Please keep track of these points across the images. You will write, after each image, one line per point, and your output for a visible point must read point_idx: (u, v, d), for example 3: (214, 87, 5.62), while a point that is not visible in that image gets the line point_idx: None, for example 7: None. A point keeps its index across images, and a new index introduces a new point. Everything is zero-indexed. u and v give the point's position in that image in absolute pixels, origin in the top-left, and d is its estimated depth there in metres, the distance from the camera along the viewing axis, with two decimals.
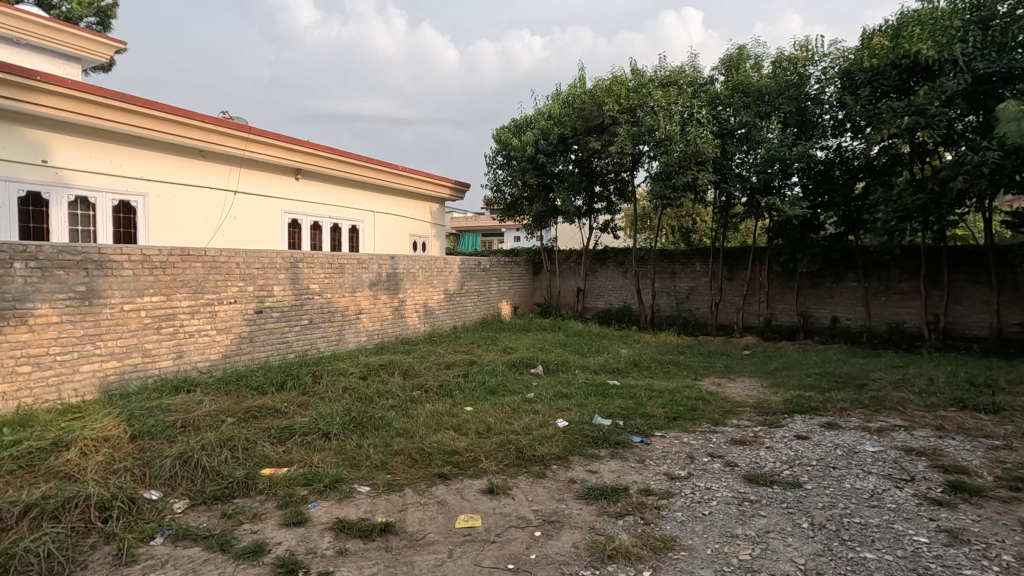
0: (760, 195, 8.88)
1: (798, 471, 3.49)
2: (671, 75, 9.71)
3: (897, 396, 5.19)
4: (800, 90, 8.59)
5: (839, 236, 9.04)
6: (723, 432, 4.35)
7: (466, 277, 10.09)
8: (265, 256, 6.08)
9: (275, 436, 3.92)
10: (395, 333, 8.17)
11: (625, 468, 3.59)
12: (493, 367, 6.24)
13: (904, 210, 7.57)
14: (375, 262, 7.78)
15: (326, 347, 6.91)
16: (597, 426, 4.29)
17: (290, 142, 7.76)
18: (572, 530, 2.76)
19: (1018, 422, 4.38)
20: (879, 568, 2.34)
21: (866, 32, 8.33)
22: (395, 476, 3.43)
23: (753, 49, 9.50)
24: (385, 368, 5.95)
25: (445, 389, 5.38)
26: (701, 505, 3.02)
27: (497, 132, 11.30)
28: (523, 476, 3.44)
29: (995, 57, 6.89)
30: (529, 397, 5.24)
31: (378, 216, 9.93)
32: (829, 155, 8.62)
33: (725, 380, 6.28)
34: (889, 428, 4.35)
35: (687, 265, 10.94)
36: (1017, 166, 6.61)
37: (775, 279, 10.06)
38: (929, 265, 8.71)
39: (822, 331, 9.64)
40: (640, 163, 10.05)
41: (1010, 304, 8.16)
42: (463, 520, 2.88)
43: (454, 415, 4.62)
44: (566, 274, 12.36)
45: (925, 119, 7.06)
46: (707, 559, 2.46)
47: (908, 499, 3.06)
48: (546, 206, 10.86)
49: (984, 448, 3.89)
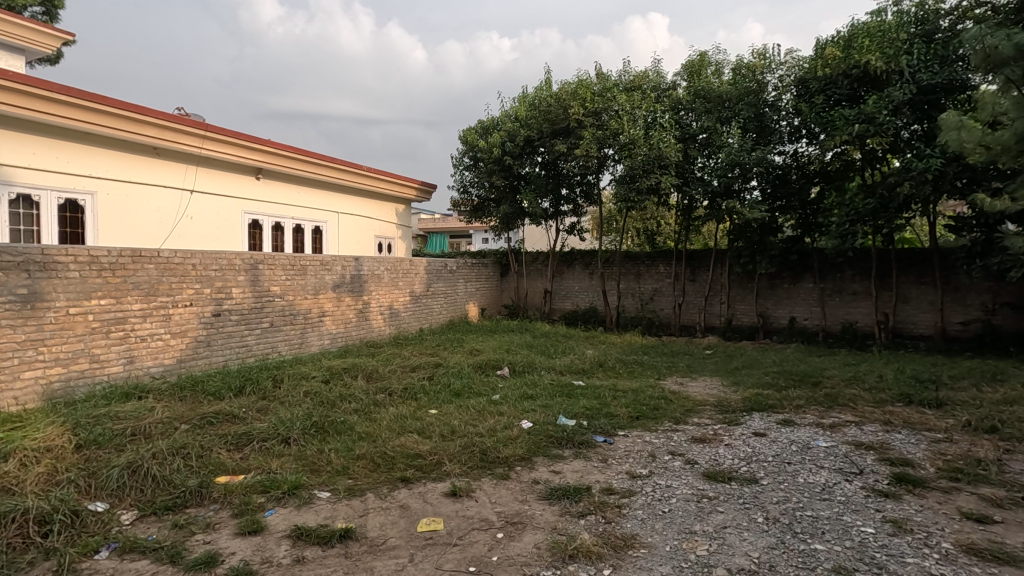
0: (721, 199, 9.12)
1: (755, 468, 3.59)
2: (635, 80, 9.86)
3: (849, 392, 5.40)
4: (759, 97, 8.86)
5: (795, 238, 9.33)
6: (684, 430, 4.43)
7: (432, 278, 10.01)
8: (223, 257, 5.91)
9: (232, 442, 3.81)
10: (359, 336, 8.04)
11: (588, 468, 3.62)
12: (459, 369, 6.22)
13: (856, 214, 7.89)
14: (339, 263, 7.65)
15: (287, 350, 6.76)
16: (561, 427, 4.32)
17: (250, 141, 7.57)
18: (534, 530, 2.77)
19: (959, 415, 4.61)
20: (828, 559, 2.43)
21: (820, 42, 8.59)
22: (357, 481, 3.38)
23: (714, 56, 9.76)
24: (349, 372, 5.85)
25: (410, 392, 5.33)
26: (661, 503, 3.07)
27: (464, 133, 11.29)
28: (486, 478, 3.43)
29: (937, 69, 7.30)
30: (494, 399, 5.24)
31: (342, 217, 9.77)
32: (786, 160, 8.86)
33: (687, 379, 6.41)
34: (841, 424, 4.52)
35: (652, 267, 11.13)
36: (957, 173, 7.04)
37: (736, 280, 10.33)
38: (879, 267, 9.09)
39: (780, 331, 9.93)
40: (605, 166, 10.17)
41: (953, 304, 8.59)
42: (425, 523, 2.85)
43: (418, 418, 4.58)
44: (533, 276, 12.41)
45: (874, 127, 7.41)
46: (667, 555, 2.50)
47: (857, 492, 3.19)
48: (514, 207, 10.87)
49: (928, 441, 4.07)
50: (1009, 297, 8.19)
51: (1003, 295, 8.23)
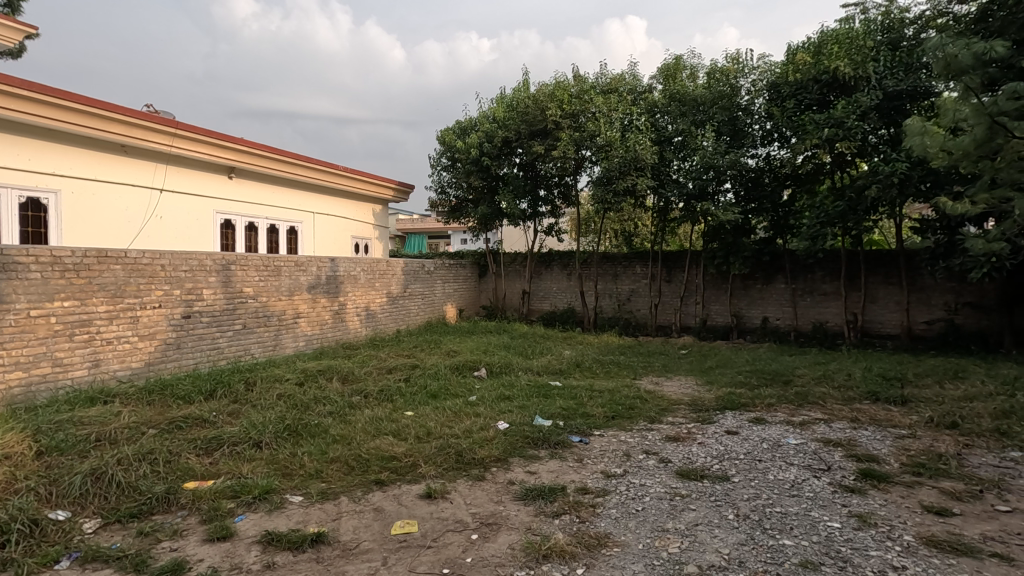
0: (696, 201, 9.26)
1: (727, 465, 3.65)
2: (612, 83, 9.94)
3: (819, 391, 5.53)
4: (732, 101, 9.04)
5: (768, 239, 9.52)
6: (659, 429, 4.48)
7: (409, 280, 9.95)
8: (193, 257, 5.79)
9: (201, 447, 3.73)
10: (335, 337, 7.95)
11: (563, 468, 3.64)
12: (436, 370, 6.19)
13: (826, 217, 8.09)
14: (314, 264, 7.55)
15: (261, 353, 6.64)
16: (538, 427, 4.34)
17: (222, 139, 7.43)
18: (509, 531, 2.77)
19: (923, 411, 4.75)
20: (796, 554, 2.48)
21: (791, 48, 8.79)
22: (331, 484, 3.33)
23: (689, 61, 9.92)
24: (324, 374, 5.78)
25: (386, 395, 5.29)
26: (635, 501, 3.10)
27: (441, 134, 11.26)
28: (462, 480, 3.42)
29: (902, 76, 7.52)
30: (471, 400, 5.22)
31: (318, 217, 9.64)
32: (759, 163, 9.05)
33: (662, 379, 6.48)
34: (811, 422, 4.62)
35: (629, 268, 11.23)
36: (922, 176, 7.27)
37: (710, 281, 10.49)
38: (848, 268, 9.33)
39: (754, 330, 10.12)
40: (583, 168, 10.23)
41: (919, 303, 8.85)
42: (399, 526, 2.83)
43: (394, 420, 4.54)
44: (511, 277, 12.42)
45: (843, 131, 7.60)
46: (639, 553, 2.53)
47: (825, 487, 3.27)
48: (492, 208, 10.86)
49: (893, 437, 4.20)
50: (971, 296, 8.48)
51: (964, 295, 8.51)
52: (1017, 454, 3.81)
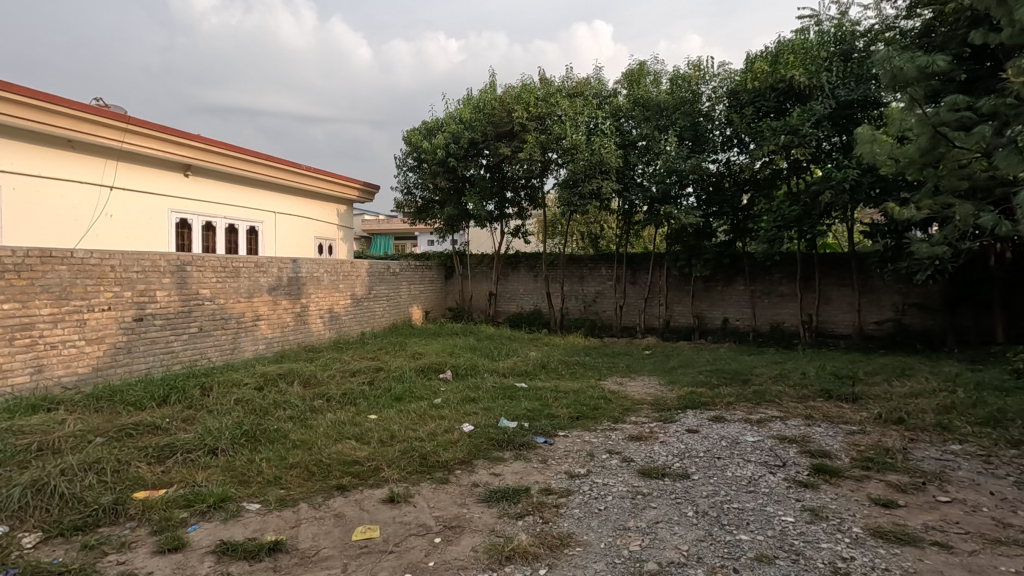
0: (659, 204, 9.45)
1: (687, 463, 3.73)
2: (578, 86, 10.05)
3: (775, 389, 5.71)
4: (694, 107, 9.27)
5: (728, 242, 9.78)
6: (622, 429, 4.54)
7: (374, 281, 9.82)
8: (146, 258, 5.57)
9: (153, 455, 3.60)
10: (297, 340, 7.78)
11: (528, 469, 3.65)
12: (400, 373, 6.12)
13: (783, 221, 8.37)
14: (275, 265, 7.37)
15: (218, 356, 6.44)
16: (503, 429, 4.33)
17: (178, 135, 7.19)
18: (472, 533, 2.76)
19: (872, 408, 4.97)
20: (751, 548, 2.55)
21: (750, 57, 9.04)
22: (290, 491, 3.26)
23: (652, 67, 10.12)
24: (285, 377, 5.64)
25: (349, 398, 5.20)
26: (598, 501, 3.13)
27: (407, 134, 11.15)
28: (426, 483, 3.39)
29: (853, 86, 7.88)
30: (436, 403, 5.19)
31: (279, 217, 9.42)
32: (720, 168, 9.28)
33: (626, 379, 6.58)
34: (767, 420, 4.77)
35: (595, 270, 11.35)
36: (872, 183, 7.60)
37: (674, 283, 10.70)
38: (804, 270, 9.67)
39: (715, 331, 10.37)
40: (549, 170, 10.28)
41: (869, 304, 9.24)
42: (360, 532, 2.78)
43: (357, 424, 4.47)
44: (477, 279, 12.38)
45: (798, 138, 7.90)
46: (601, 552, 2.56)
47: (780, 483, 3.37)
48: (458, 210, 10.81)
49: (844, 433, 4.36)
50: (917, 298, 8.89)
51: (911, 296, 8.94)
52: (957, 447, 4.02)
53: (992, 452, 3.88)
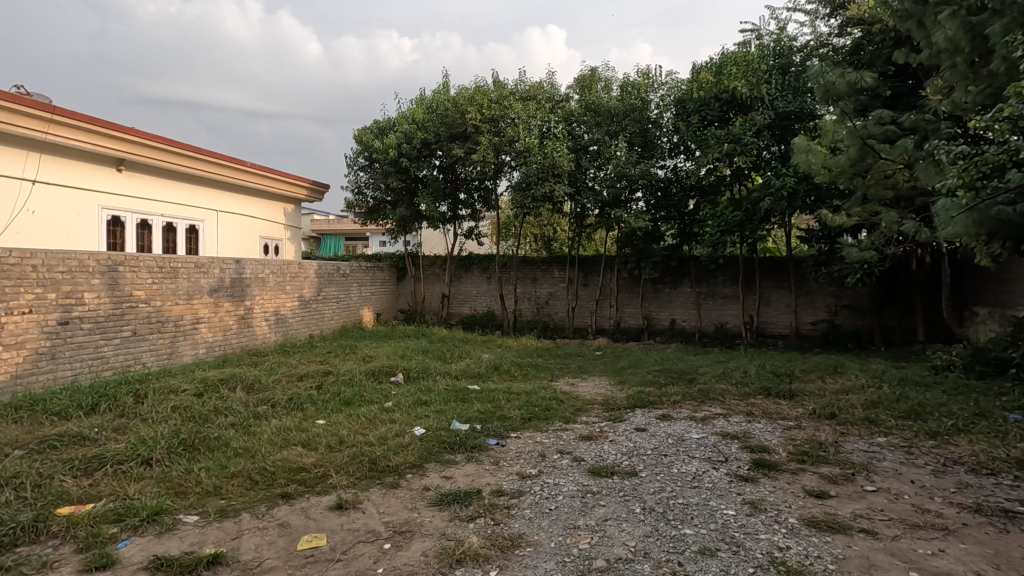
0: (610, 208, 9.64)
1: (636, 461, 3.82)
2: (531, 90, 10.14)
3: (719, 387, 5.93)
4: (643, 114, 9.51)
5: (675, 246, 10.09)
6: (573, 429, 4.61)
7: (323, 283, 9.56)
8: (73, 257, 5.23)
9: (79, 468, 3.38)
10: (240, 343, 7.47)
11: (479, 471, 3.65)
12: (350, 376, 5.98)
13: (726, 226, 8.73)
14: (217, 266, 7.07)
15: (154, 361, 6.11)
16: (454, 432, 4.31)
17: (110, 128, 6.78)
18: (422, 538, 2.73)
19: (807, 404, 5.24)
20: (695, 542, 2.64)
21: (696, 67, 9.38)
22: (230, 501, 3.12)
23: (604, 73, 10.34)
24: (226, 383, 5.40)
25: (295, 403, 5.04)
26: (549, 501, 3.16)
27: (358, 132, 10.93)
28: (375, 489, 3.33)
29: (791, 98, 8.30)
30: (387, 406, 5.11)
31: (221, 216, 9.04)
32: (667, 174, 9.56)
33: (578, 380, 6.68)
34: (711, 417, 4.95)
35: (547, 272, 11.46)
36: (807, 191, 8.03)
37: (624, 285, 10.95)
38: (746, 273, 10.09)
39: (663, 331, 10.66)
40: (502, 172, 10.31)
41: (806, 306, 9.74)
42: (306, 541, 2.70)
43: (304, 429, 4.34)
44: (430, 281, 12.26)
45: (740, 147, 8.27)
46: (551, 552, 2.58)
47: (722, 478, 3.50)
48: (411, 210, 10.68)
49: (782, 429, 4.58)
50: (848, 299, 9.45)
51: (843, 298, 9.49)
52: (883, 439, 4.29)
53: (913, 443, 4.17)
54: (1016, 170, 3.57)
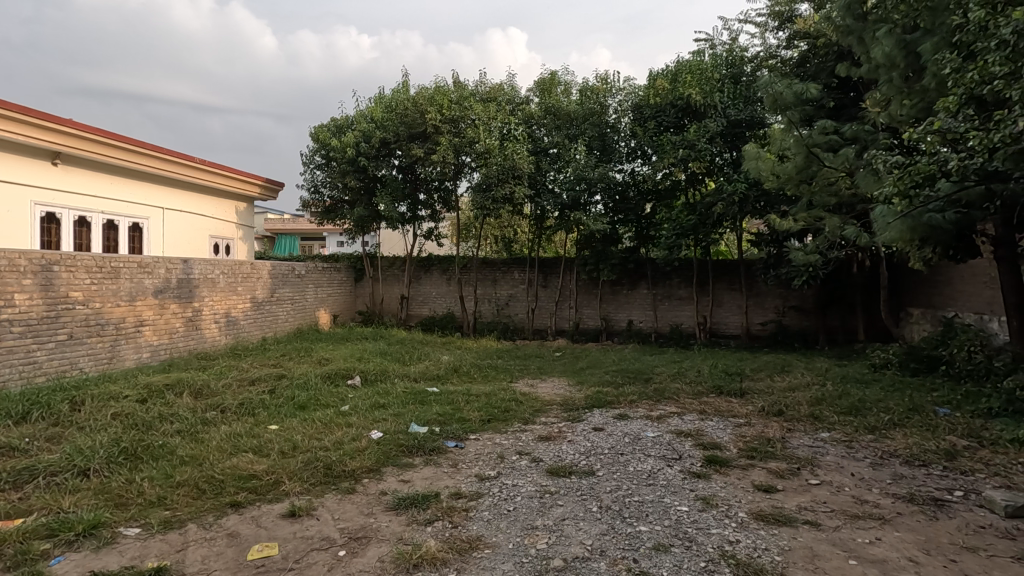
0: (569, 211, 9.74)
1: (593, 461, 3.87)
2: (491, 92, 10.15)
3: (674, 387, 6.08)
4: (601, 118, 9.67)
5: (633, 248, 10.30)
6: (532, 430, 4.63)
7: (277, 284, 9.28)
8: (2, 256, 4.91)
9: (8, 481, 3.17)
10: (188, 347, 7.17)
11: (437, 474, 3.62)
12: (305, 380, 5.83)
13: (681, 229, 8.97)
14: (162, 266, 6.77)
15: (92, 366, 5.79)
16: (412, 435, 4.26)
17: (46, 119, 6.40)
18: (379, 543, 2.68)
19: (756, 402, 5.43)
20: (650, 539, 2.70)
21: (652, 74, 9.61)
22: (176, 511, 2.99)
23: (563, 77, 10.46)
24: (172, 389, 5.17)
25: (246, 408, 4.87)
26: (507, 502, 3.16)
27: (315, 130, 10.69)
28: (330, 494, 3.26)
29: (742, 107, 8.63)
30: (343, 410, 5.01)
31: (168, 213, 8.65)
32: (625, 178, 9.73)
33: (537, 381, 6.71)
34: (667, 416, 5.07)
35: (507, 273, 11.49)
36: (757, 196, 8.33)
37: (583, 286, 11.08)
38: (700, 275, 10.39)
39: (621, 332, 10.85)
40: (462, 173, 10.27)
41: (756, 307, 10.11)
42: (256, 551, 2.61)
43: (255, 436, 4.20)
44: (389, 282, 12.09)
45: (694, 152, 8.52)
46: (509, 553, 2.59)
47: (676, 475, 3.59)
48: (369, 210, 10.50)
49: (733, 426, 4.73)
50: (795, 301, 9.87)
51: (790, 299, 9.89)
52: (827, 435, 4.50)
53: (854, 437, 4.38)
54: (944, 179, 3.82)
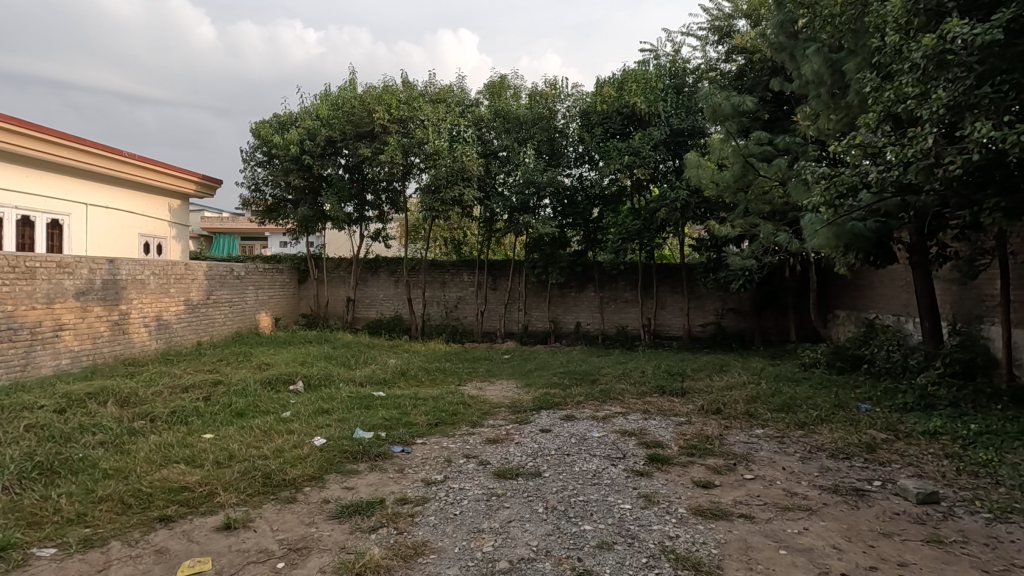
0: (519, 214, 9.81)
1: (540, 462, 3.91)
2: (440, 93, 10.10)
3: (619, 387, 6.21)
4: (550, 123, 9.79)
5: (581, 252, 10.48)
6: (480, 433, 4.63)
7: (213, 285, 8.86)
8: None
9: None
10: (114, 352, 6.73)
11: (383, 480, 3.55)
12: (243, 386, 5.58)
13: (627, 234, 9.22)
14: (85, 266, 6.34)
15: (3, 375, 5.34)
16: (357, 440, 4.17)
17: None
18: (320, 553, 2.61)
19: (696, 400, 5.64)
20: (594, 537, 2.75)
21: (600, 81, 9.82)
22: (97, 529, 2.80)
23: (513, 81, 10.52)
24: (95, 397, 4.84)
25: (178, 417, 4.62)
26: (453, 506, 3.15)
27: (256, 126, 10.30)
28: (269, 504, 3.13)
29: (684, 116, 8.96)
30: (284, 416, 4.84)
31: (92, 210, 8.09)
32: (573, 182, 9.90)
33: (486, 383, 6.71)
34: (612, 416, 5.18)
35: (456, 275, 11.43)
36: (698, 203, 8.67)
37: (532, 289, 11.18)
38: (644, 278, 10.70)
39: (569, 334, 11.00)
40: (411, 174, 10.15)
41: (697, 309, 10.50)
42: (187, 566, 2.48)
43: (188, 445, 3.99)
44: (334, 284, 11.78)
45: (639, 159, 8.79)
46: (455, 557, 2.57)
47: (620, 474, 3.68)
48: (314, 210, 10.20)
49: (674, 424, 4.89)
50: (733, 303, 10.32)
51: (728, 301, 10.33)
52: (761, 431, 4.73)
53: (785, 433, 4.63)
54: (865, 191, 4.10)
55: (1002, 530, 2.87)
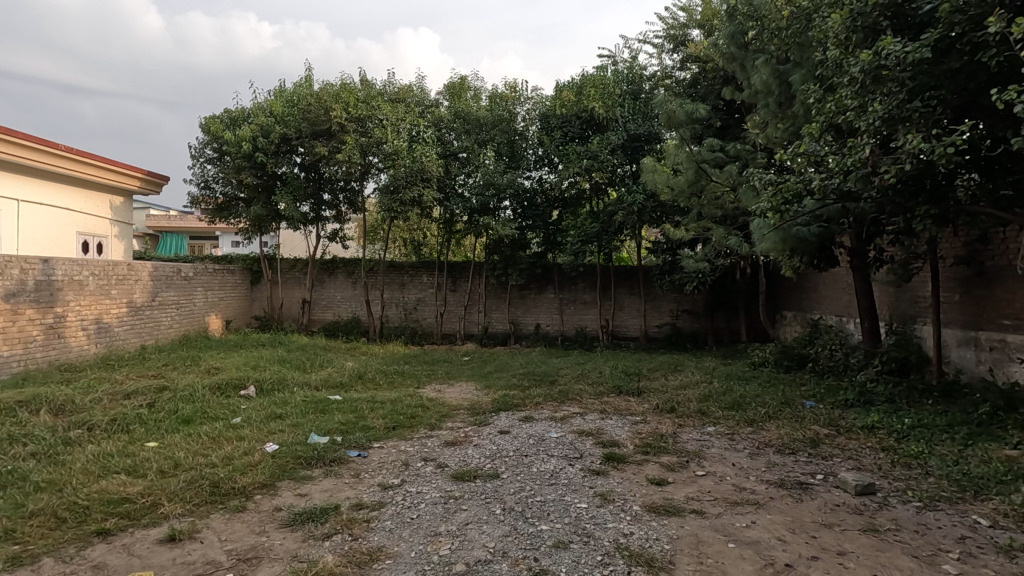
0: (478, 215, 9.76)
1: (498, 463, 3.91)
2: (399, 93, 10.01)
3: (577, 388, 6.28)
4: (510, 125, 9.84)
5: (541, 253, 10.56)
6: (438, 435, 4.60)
7: (159, 286, 8.47)
8: None
9: None
10: (49, 357, 6.35)
11: (338, 485, 3.48)
12: (191, 391, 5.37)
13: (586, 236, 9.35)
14: (16, 265, 5.95)
15: None
16: (312, 446, 4.07)
17: None
18: (271, 563, 2.54)
19: (652, 400, 5.77)
20: (550, 537, 2.78)
21: (559, 85, 9.93)
22: (27, 546, 2.64)
23: (473, 82, 10.53)
24: (26, 406, 4.55)
25: (119, 424, 4.40)
26: (410, 510, 3.12)
27: (206, 121, 9.94)
28: (216, 514, 3.02)
29: (641, 122, 9.16)
30: (235, 422, 4.68)
31: (24, 206, 7.61)
32: (533, 184, 9.97)
33: (444, 385, 6.67)
34: (570, 416, 5.24)
35: (415, 277, 11.31)
36: (654, 207, 8.87)
37: (492, 291, 11.18)
38: (602, 280, 10.87)
39: (528, 335, 11.05)
40: (369, 174, 9.99)
41: (653, 310, 10.74)
42: None
43: (130, 454, 3.80)
44: (289, 285, 11.46)
45: (597, 163, 8.93)
46: (411, 561, 2.55)
47: (577, 473, 3.72)
48: (267, 209, 9.90)
49: (630, 424, 4.99)
50: (687, 304, 10.60)
51: (683, 303, 10.61)
52: (712, 428, 4.88)
53: (736, 430, 4.79)
54: (809, 197, 4.30)
55: (930, 517, 3.06)
